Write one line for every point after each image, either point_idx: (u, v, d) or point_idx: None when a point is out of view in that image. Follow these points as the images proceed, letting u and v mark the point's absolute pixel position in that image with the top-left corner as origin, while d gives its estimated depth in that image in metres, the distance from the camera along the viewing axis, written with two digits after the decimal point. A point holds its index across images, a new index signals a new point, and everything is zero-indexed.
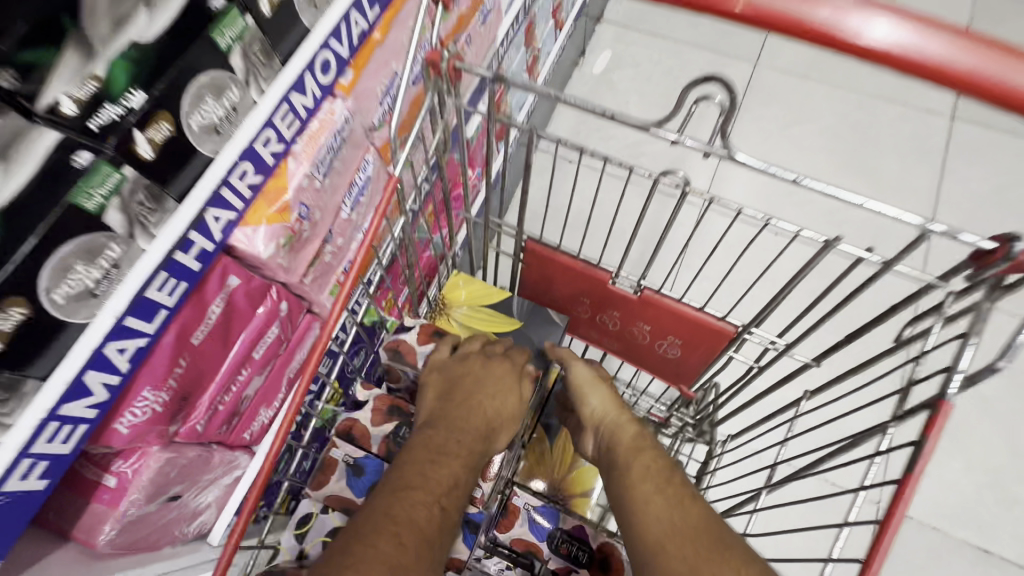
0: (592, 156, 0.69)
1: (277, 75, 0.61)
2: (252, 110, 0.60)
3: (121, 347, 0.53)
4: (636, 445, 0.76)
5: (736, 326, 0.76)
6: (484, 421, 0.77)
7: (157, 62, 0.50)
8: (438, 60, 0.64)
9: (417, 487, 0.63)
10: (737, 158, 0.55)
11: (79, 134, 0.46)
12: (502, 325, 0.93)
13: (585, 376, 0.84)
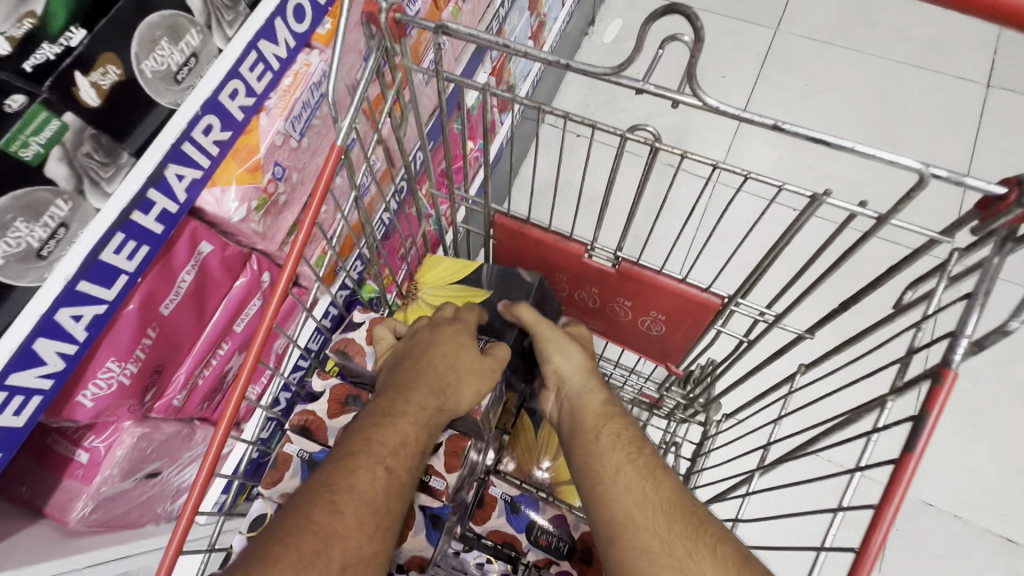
0: (552, 114, 0.62)
1: (243, 21, 0.57)
2: (216, 59, 0.55)
3: (76, 317, 0.50)
4: (606, 409, 0.67)
5: (721, 297, 0.69)
6: (444, 381, 0.65)
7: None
8: (377, 12, 0.56)
9: (364, 451, 0.55)
10: (708, 103, 0.48)
11: (14, 75, 0.42)
12: (473, 295, 0.82)
13: (561, 337, 0.73)
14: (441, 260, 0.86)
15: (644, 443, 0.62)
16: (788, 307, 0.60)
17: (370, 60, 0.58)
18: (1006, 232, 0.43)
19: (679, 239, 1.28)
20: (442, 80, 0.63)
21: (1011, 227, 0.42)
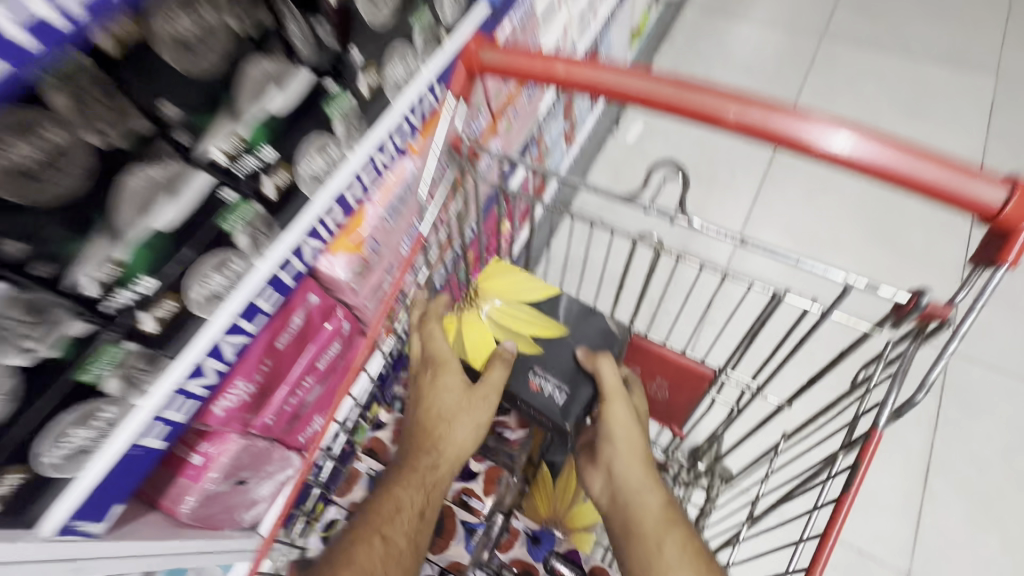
0: (592, 222, 0.81)
1: (365, 138, 0.79)
2: (344, 164, 0.77)
3: (229, 347, 0.70)
4: (668, 516, 0.71)
5: (713, 369, 0.80)
6: (443, 442, 0.79)
7: (283, 127, 0.66)
8: (459, 143, 0.77)
9: (378, 528, 0.70)
10: (694, 224, 0.65)
11: (225, 176, 0.62)
12: (546, 326, 0.84)
13: (621, 422, 0.77)
14: (508, 272, 0.89)
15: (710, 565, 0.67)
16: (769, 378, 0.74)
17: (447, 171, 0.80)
18: (917, 329, 0.59)
19: (692, 317, 1.43)
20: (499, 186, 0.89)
21: (918, 324, 0.58)
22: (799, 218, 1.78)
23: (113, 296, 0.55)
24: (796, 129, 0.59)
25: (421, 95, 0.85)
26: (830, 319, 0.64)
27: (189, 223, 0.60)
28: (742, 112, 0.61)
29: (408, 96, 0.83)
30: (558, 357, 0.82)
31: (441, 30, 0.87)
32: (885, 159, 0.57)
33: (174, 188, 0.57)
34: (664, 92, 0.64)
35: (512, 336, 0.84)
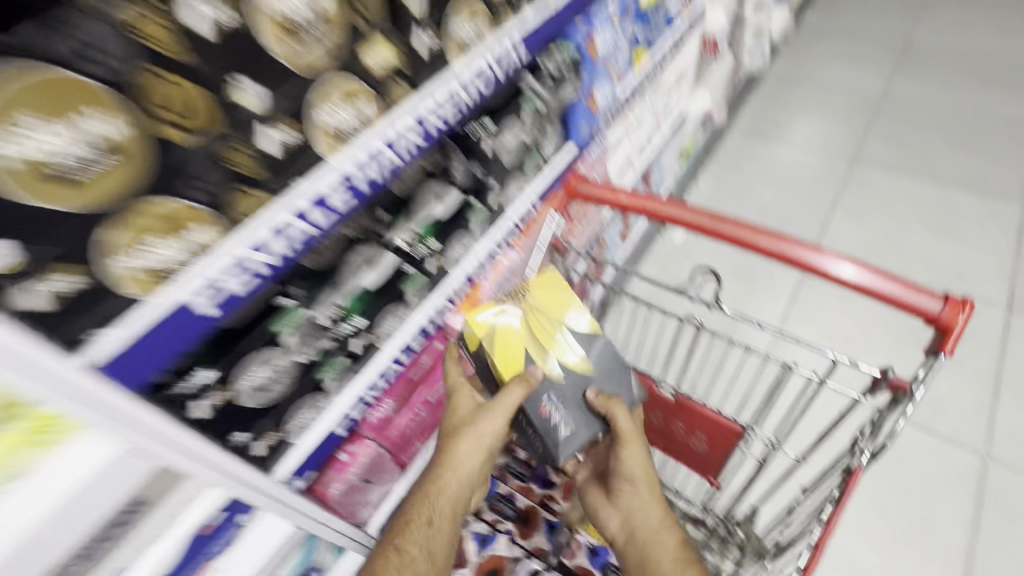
0: (647, 305, 1.05)
1: (487, 233, 1.11)
2: (471, 252, 1.09)
3: (389, 373, 0.98)
4: (681, 558, 0.88)
5: (742, 425, 1.00)
6: (461, 464, 0.91)
7: (444, 228, 1.02)
8: (560, 245, 1.10)
9: (397, 542, 0.87)
10: (725, 311, 0.92)
11: (409, 257, 0.96)
12: (573, 359, 0.93)
13: (636, 471, 0.93)
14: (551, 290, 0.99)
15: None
16: (786, 432, 0.95)
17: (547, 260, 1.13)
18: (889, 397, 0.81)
19: (729, 398, 1.62)
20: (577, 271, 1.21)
21: (889, 393, 0.80)
22: (834, 319, 1.95)
23: (339, 326, 0.85)
24: (813, 258, 0.87)
25: (529, 205, 1.17)
26: (826, 386, 0.86)
27: (387, 285, 0.93)
28: (770, 239, 0.90)
29: (519, 205, 1.15)
30: (577, 399, 0.91)
31: (544, 160, 1.21)
32: (877, 284, 0.83)
33: (382, 261, 0.90)
34: (709, 221, 0.94)
35: (537, 352, 0.92)
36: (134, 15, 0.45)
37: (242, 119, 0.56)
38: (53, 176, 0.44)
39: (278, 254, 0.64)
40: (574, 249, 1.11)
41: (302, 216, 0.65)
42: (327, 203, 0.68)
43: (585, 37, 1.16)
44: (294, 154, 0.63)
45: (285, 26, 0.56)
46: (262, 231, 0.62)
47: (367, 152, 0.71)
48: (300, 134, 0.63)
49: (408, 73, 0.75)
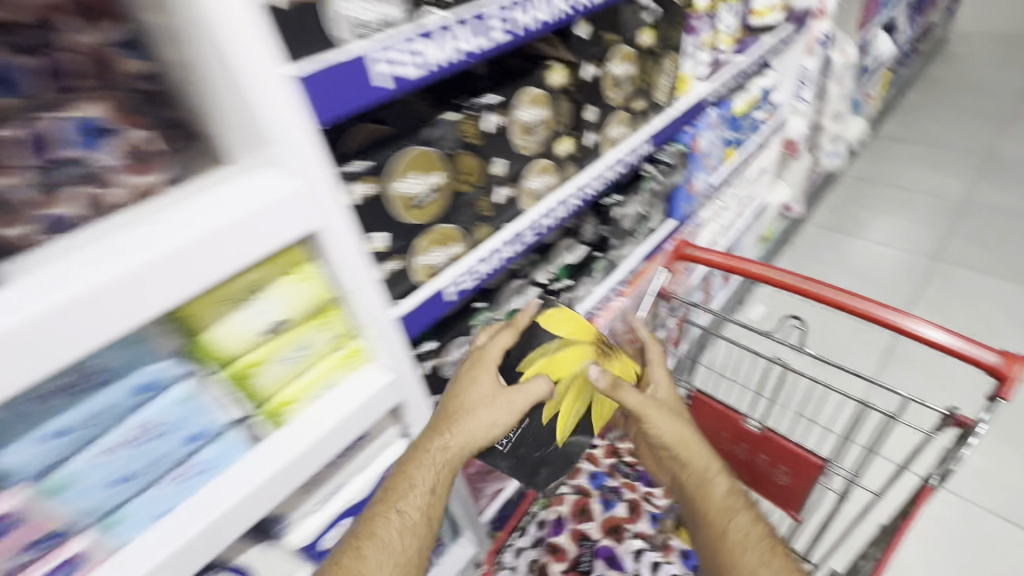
0: (740, 346, 1.27)
1: (603, 282, 1.39)
2: (590, 295, 1.35)
3: None
4: (729, 503, 0.93)
5: (821, 458, 1.15)
6: (468, 433, 0.89)
7: (573, 272, 1.31)
8: (670, 294, 1.35)
9: (390, 507, 0.85)
10: (810, 352, 1.11)
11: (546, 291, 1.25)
12: (562, 430, 0.99)
13: (672, 427, 0.99)
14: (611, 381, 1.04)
15: (773, 544, 0.86)
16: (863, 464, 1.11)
17: (659, 307, 1.38)
18: (959, 433, 0.95)
19: None
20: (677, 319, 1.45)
21: (957, 430, 0.95)
22: (913, 381, 1.99)
23: None
24: (898, 319, 1.06)
25: (636, 264, 1.45)
26: (900, 422, 1.02)
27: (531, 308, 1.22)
28: (856, 300, 1.11)
29: (629, 262, 1.44)
30: (541, 451, 0.98)
31: (651, 229, 1.51)
32: (958, 345, 1.01)
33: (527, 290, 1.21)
34: (802, 281, 1.16)
35: (559, 392, 0.95)
36: (461, 122, 0.81)
37: (491, 181, 0.90)
38: (411, 205, 0.78)
39: (490, 267, 0.95)
40: (679, 297, 1.37)
41: (507, 244, 0.97)
42: (521, 238, 0.99)
43: (689, 138, 1.48)
44: (509, 205, 0.96)
45: (521, 128, 0.91)
46: (486, 250, 0.93)
47: (547, 208, 1.02)
48: (514, 192, 0.96)
49: (577, 158, 1.08)
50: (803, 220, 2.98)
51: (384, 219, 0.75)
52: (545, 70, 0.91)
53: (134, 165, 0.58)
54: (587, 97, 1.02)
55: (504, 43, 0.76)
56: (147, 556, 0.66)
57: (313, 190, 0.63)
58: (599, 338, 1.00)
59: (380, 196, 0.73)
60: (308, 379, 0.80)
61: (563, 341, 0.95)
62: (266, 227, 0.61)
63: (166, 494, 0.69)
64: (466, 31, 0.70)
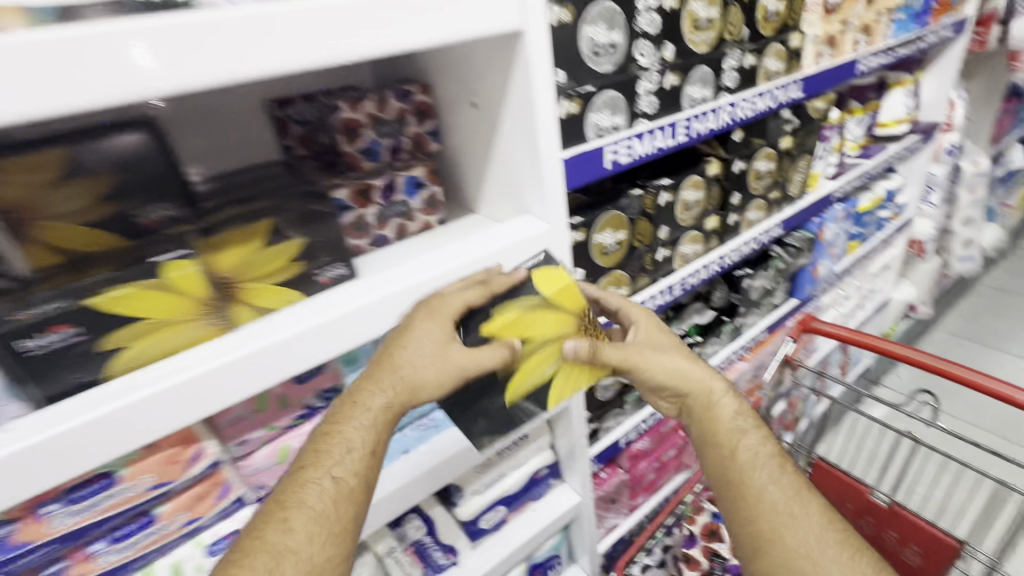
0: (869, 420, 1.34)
1: (729, 345, 1.53)
2: (717, 354, 1.50)
3: (653, 417, 1.43)
4: (738, 424, 0.96)
5: (959, 541, 1.15)
6: (404, 383, 0.77)
7: (703, 331, 1.47)
8: (792, 361, 1.48)
9: (312, 466, 0.73)
10: (945, 430, 1.16)
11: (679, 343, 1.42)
12: (518, 385, 0.83)
13: (679, 361, 0.96)
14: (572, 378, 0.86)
15: (780, 460, 0.94)
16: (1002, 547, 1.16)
17: (780, 373, 1.50)
18: None
19: None
20: (798, 387, 1.54)
21: None
22: None
23: None
24: None
25: (758, 332, 1.59)
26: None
27: None
28: (995, 386, 1.15)
29: (753, 330, 1.58)
30: (490, 408, 0.84)
31: (775, 304, 1.65)
32: None
33: None
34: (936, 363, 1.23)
35: (526, 352, 0.82)
36: (643, 196, 1.08)
37: (656, 243, 1.15)
38: (602, 252, 1.05)
39: (647, 310, 1.18)
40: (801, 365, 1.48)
41: (661, 293, 1.20)
42: (671, 290, 1.22)
43: (815, 228, 1.65)
44: (665, 262, 1.20)
45: (683, 205, 1.17)
46: (646, 295, 1.17)
47: (694, 269, 1.25)
48: (670, 253, 1.20)
49: (720, 232, 1.31)
50: (931, 325, 2.86)
51: (583, 259, 1.02)
52: (704, 163, 1.18)
53: (427, 207, 1.03)
54: (735, 185, 1.26)
55: (683, 141, 1.04)
56: (393, 479, 0.92)
57: (556, 232, 0.92)
58: (587, 315, 0.86)
59: (584, 243, 1.01)
60: None
61: (547, 298, 0.81)
62: (524, 252, 0.90)
63: (411, 437, 0.98)
64: (661, 134, 1.00)
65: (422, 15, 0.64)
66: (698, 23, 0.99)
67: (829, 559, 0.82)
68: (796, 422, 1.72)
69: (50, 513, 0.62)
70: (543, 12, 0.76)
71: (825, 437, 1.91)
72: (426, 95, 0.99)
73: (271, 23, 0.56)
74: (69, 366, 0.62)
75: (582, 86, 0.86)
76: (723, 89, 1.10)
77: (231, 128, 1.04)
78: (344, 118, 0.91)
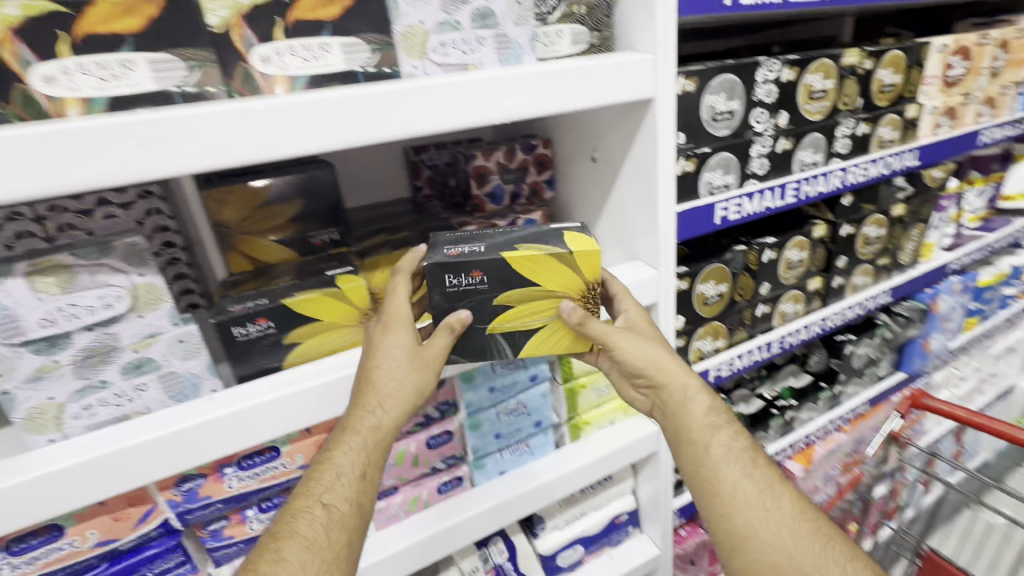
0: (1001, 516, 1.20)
1: (826, 413, 1.46)
2: (813, 421, 1.44)
3: None
4: (712, 420, 0.84)
5: None
6: (379, 396, 0.73)
7: (801, 394, 1.41)
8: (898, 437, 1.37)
9: (304, 495, 0.69)
10: None
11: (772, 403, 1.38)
12: (503, 320, 0.78)
13: (656, 353, 0.85)
14: (554, 341, 0.82)
15: (755, 455, 0.82)
16: None
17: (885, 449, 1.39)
18: None
19: None
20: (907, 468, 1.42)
21: None
22: None
23: None
24: None
25: (861, 404, 1.50)
26: None
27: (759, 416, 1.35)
28: None
29: (854, 401, 1.50)
30: (469, 330, 0.78)
31: (879, 375, 1.56)
32: None
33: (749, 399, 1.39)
34: None
35: (527, 289, 0.75)
36: (747, 252, 1.11)
37: (756, 298, 1.17)
38: (703, 302, 1.08)
39: (744, 363, 1.19)
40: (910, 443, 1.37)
41: (759, 348, 1.20)
42: (769, 346, 1.21)
43: (928, 299, 1.56)
44: (764, 318, 1.20)
45: (786, 263, 1.18)
46: (743, 349, 1.18)
47: (795, 328, 1.24)
48: (770, 309, 1.21)
49: (822, 294, 1.29)
50: None
51: (685, 306, 1.06)
52: (808, 224, 1.20)
53: None
54: (842, 248, 1.25)
55: (790, 202, 1.08)
56: (490, 496, 0.96)
57: (663, 278, 0.97)
58: (597, 290, 0.78)
59: (687, 291, 1.05)
60: (603, 412, 1.10)
61: (570, 258, 0.74)
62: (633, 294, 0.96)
63: (507, 459, 1.01)
64: (770, 194, 1.04)
65: (573, 84, 0.76)
66: (813, 94, 1.04)
67: (805, 552, 0.73)
68: (905, 510, 1.56)
69: (228, 474, 0.73)
70: (672, 82, 0.85)
71: (938, 532, 1.71)
72: (547, 148, 1.11)
73: (455, 90, 0.69)
74: (258, 353, 0.75)
75: (700, 148, 0.93)
76: (835, 155, 1.12)
77: (377, 171, 1.23)
78: (477, 165, 1.04)
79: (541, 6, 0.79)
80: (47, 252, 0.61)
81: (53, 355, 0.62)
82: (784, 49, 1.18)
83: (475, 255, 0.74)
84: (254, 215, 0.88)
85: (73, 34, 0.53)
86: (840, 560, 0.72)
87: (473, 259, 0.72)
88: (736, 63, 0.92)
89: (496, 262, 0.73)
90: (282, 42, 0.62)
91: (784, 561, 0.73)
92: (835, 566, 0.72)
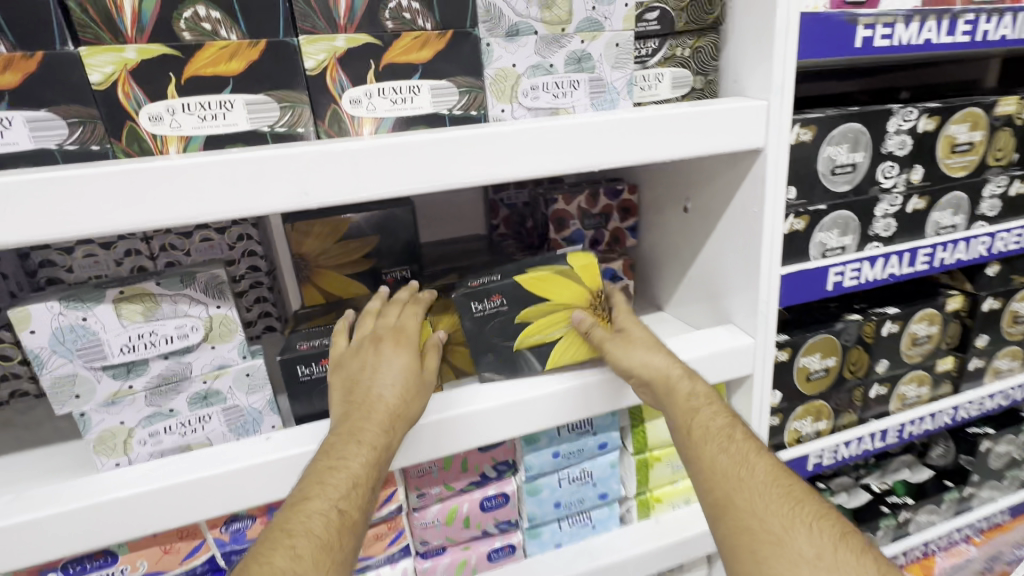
0: None
1: (954, 518, 1.21)
2: (936, 525, 1.19)
3: None
4: (693, 399, 0.72)
5: None
6: (389, 411, 0.65)
7: (919, 489, 1.18)
8: None
9: (317, 496, 0.58)
10: None
11: (881, 497, 1.17)
12: (530, 334, 0.78)
13: (643, 357, 0.74)
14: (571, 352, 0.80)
15: (739, 427, 0.71)
16: None
17: None
18: None
19: None
20: None
21: None
22: None
23: None
24: None
25: (998, 511, 1.24)
26: None
27: (867, 511, 1.13)
28: None
29: (990, 506, 1.23)
30: (496, 349, 0.77)
31: None
32: None
33: (851, 492, 1.19)
34: None
35: (543, 304, 0.77)
36: (863, 323, 0.96)
37: (871, 378, 1.00)
38: (806, 378, 0.94)
39: (850, 451, 1.02)
40: None
41: (870, 436, 1.02)
42: (883, 434, 1.03)
43: None
44: (878, 400, 1.03)
45: (910, 339, 1.01)
46: (852, 435, 1.01)
47: (917, 416, 1.05)
48: (886, 391, 1.03)
49: (953, 376, 1.09)
50: None
51: (783, 379, 0.92)
52: (941, 295, 1.02)
53: None
54: (983, 326, 1.05)
55: (920, 269, 0.93)
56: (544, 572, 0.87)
57: (761, 347, 0.86)
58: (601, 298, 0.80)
59: (788, 364, 0.92)
60: (678, 489, 0.97)
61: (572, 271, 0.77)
62: (724, 364, 0.85)
63: (566, 531, 0.91)
64: (895, 259, 0.90)
65: (673, 131, 0.69)
66: (955, 147, 0.89)
67: (777, 516, 0.62)
68: None
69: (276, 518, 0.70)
70: (787, 131, 0.75)
71: None
72: (633, 194, 1.04)
73: (543, 135, 0.65)
74: (319, 395, 0.73)
75: (813, 205, 0.82)
76: (980, 218, 0.95)
77: (454, 209, 1.22)
78: (557, 209, 0.99)
79: (641, 49, 0.75)
80: (136, 280, 0.62)
81: (129, 381, 0.63)
82: (916, 94, 1.04)
83: (494, 280, 0.76)
84: (332, 249, 0.89)
85: (181, 77, 0.55)
86: (808, 522, 0.62)
87: (490, 284, 0.75)
88: (863, 111, 0.81)
89: (511, 283, 0.76)
90: (373, 85, 0.61)
91: (755, 527, 0.62)
92: (802, 527, 0.61)
